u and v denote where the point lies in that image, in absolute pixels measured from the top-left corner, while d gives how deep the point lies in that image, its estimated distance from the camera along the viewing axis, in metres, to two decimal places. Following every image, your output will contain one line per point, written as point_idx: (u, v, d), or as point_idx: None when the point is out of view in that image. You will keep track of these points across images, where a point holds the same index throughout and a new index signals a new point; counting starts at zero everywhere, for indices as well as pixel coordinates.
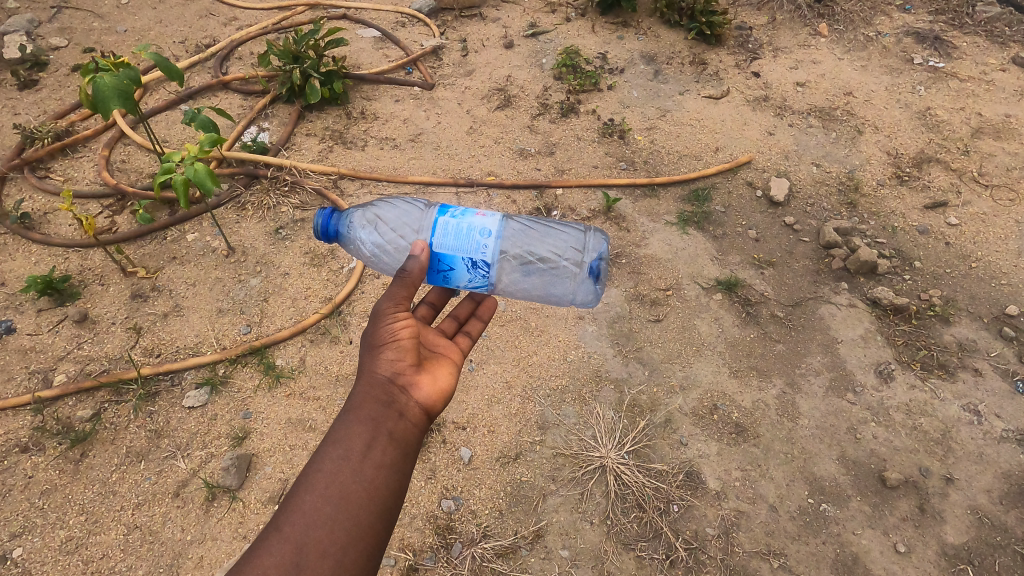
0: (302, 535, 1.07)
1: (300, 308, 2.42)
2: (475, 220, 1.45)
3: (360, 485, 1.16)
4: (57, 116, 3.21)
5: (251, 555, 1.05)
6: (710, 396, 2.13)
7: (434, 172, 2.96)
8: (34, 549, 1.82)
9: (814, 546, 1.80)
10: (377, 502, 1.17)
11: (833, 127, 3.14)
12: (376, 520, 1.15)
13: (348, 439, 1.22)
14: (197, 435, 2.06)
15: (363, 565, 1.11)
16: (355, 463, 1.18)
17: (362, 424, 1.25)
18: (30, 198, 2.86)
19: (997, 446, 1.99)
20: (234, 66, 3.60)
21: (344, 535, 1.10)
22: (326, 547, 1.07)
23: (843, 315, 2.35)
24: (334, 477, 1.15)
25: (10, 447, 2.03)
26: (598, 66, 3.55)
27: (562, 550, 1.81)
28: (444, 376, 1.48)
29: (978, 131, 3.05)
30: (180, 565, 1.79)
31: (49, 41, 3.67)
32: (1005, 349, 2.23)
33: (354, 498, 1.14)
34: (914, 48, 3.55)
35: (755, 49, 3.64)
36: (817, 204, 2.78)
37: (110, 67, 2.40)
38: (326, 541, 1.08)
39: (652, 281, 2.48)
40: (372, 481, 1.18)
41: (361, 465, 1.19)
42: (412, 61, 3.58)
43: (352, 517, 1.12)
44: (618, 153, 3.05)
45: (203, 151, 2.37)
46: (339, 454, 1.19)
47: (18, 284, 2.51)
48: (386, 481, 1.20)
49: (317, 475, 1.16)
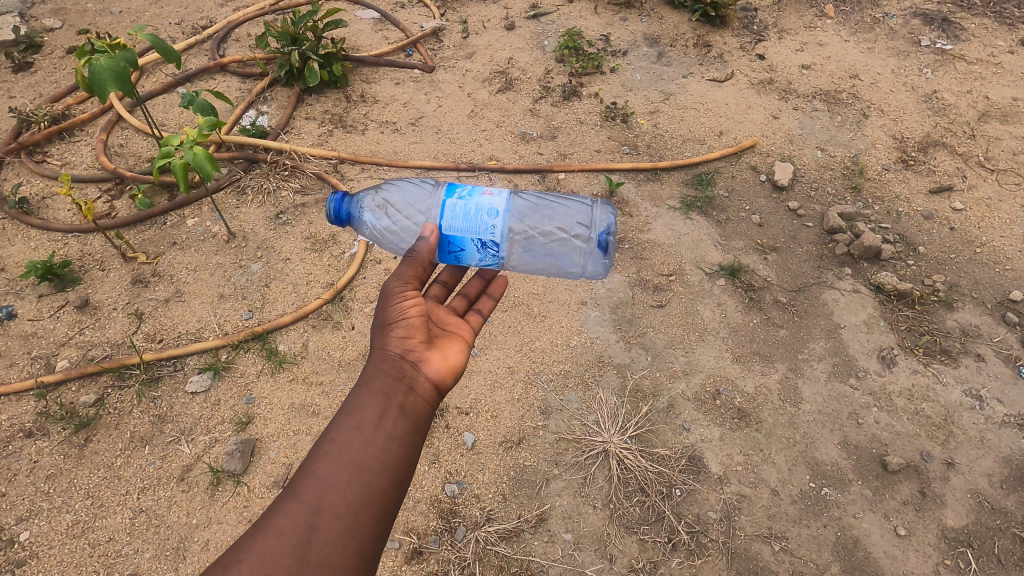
0: (316, 498, 1.07)
1: (302, 294, 2.41)
2: (482, 200, 1.43)
3: (373, 454, 1.16)
4: (53, 100, 3.17)
5: (266, 517, 1.05)
6: (713, 381, 2.14)
7: (436, 156, 2.93)
8: (41, 532, 1.83)
9: (814, 530, 1.81)
10: (389, 470, 1.16)
11: (838, 111, 3.11)
12: (388, 488, 1.15)
13: (360, 410, 1.22)
14: (202, 420, 2.06)
15: (375, 531, 1.10)
16: (368, 433, 1.18)
17: (373, 396, 1.24)
18: (28, 182, 2.84)
19: (998, 431, 2.00)
20: (232, 48, 3.54)
21: (357, 500, 1.09)
22: (339, 510, 1.07)
23: (846, 300, 2.34)
24: (347, 446, 1.15)
25: (14, 432, 2.04)
26: (600, 49, 3.50)
27: (565, 533, 1.83)
28: (454, 353, 1.46)
29: (984, 114, 3.02)
30: (187, 548, 1.80)
31: (43, 22, 3.62)
32: (1008, 334, 2.22)
33: (366, 466, 1.14)
34: (922, 30, 3.50)
35: (759, 31, 3.59)
36: (822, 188, 2.76)
37: (105, 49, 2.36)
38: (339, 504, 1.07)
39: (654, 266, 2.47)
40: (384, 451, 1.17)
41: (373, 435, 1.18)
42: (412, 43, 3.53)
43: (364, 483, 1.12)
44: (620, 138, 3.02)
45: (203, 135, 2.33)
46: (351, 424, 1.19)
47: (17, 269, 2.50)
48: (398, 452, 1.20)
49: (330, 444, 1.15)
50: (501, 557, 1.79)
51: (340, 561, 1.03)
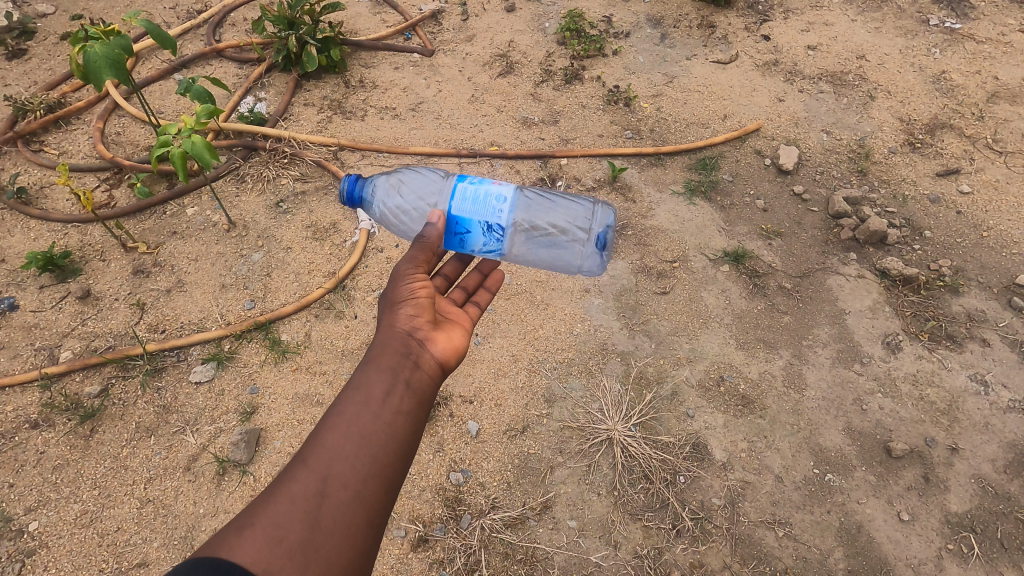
0: (327, 466, 1.07)
1: (304, 283, 2.40)
2: (492, 186, 1.43)
3: (381, 427, 1.16)
4: (47, 88, 3.13)
5: (274, 486, 1.04)
6: (716, 368, 2.13)
7: (436, 142, 2.90)
8: (49, 523, 1.84)
9: (818, 515, 1.82)
10: (397, 443, 1.16)
11: (844, 93, 3.06)
12: (395, 460, 1.15)
13: (369, 385, 1.21)
14: (207, 410, 2.07)
15: (381, 501, 1.10)
16: (376, 406, 1.18)
17: (382, 370, 1.24)
18: (25, 172, 2.81)
19: (1002, 417, 2.00)
20: (227, 33, 3.49)
21: (365, 470, 1.09)
22: (348, 479, 1.07)
23: (851, 286, 2.33)
24: (355, 417, 1.15)
25: (20, 424, 2.04)
26: (603, 30, 3.44)
27: (570, 521, 1.84)
28: (458, 335, 1.46)
29: (993, 95, 2.97)
30: (194, 537, 1.81)
31: (36, 7, 3.55)
32: (1013, 319, 2.21)
33: (375, 437, 1.14)
34: (931, 8, 3.43)
35: (765, 11, 3.52)
36: (827, 172, 2.73)
37: (101, 36, 2.32)
38: (348, 473, 1.07)
39: (658, 253, 2.45)
40: (392, 424, 1.17)
41: (381, 409, 1.18)
42: (411, 26, 3.48)
43: (372, 454, 1.12)
44: (623, 122, 2.98)
45: (201, 123, 2.29)
46: (359, 398, 1.18)
47: (18, 260, 2.49)
48: (406, 426, 1.19)
49: (339, 415, 1.15)
50: (506, 544, 1.80)
51: (348, 528, 1.03)
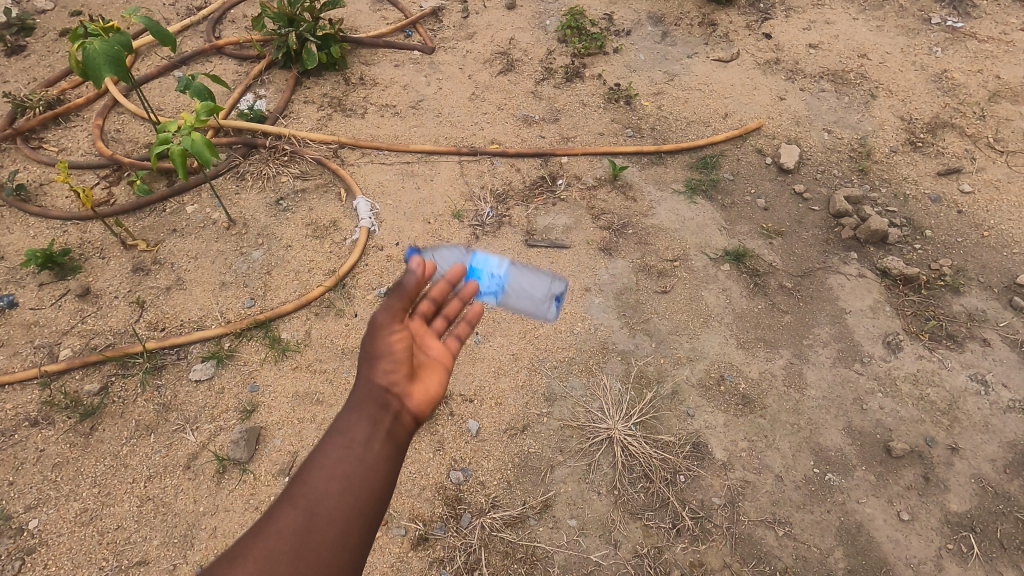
0: (313, 502, 1.07)
1: (304, 281, 2.40)
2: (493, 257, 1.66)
3: (363, 472, 1.13)
4: (47, 84, 3.12)
5: (261, 523, 1.04)
6: (716, 368, 2.13)
7: (437, 140, 2.89)
8: (49, 520, 1.84)
9: (818, 514, 1.82)
10: (380, 485, 1.14)
11: (845, 91, 3.05)
12: (379, 502, 1.13)
13: (351, 430, 1.18)
14: (206, 409, 2.07)
15: (365, 541, 1.09)
16: (359, 450, 1.15)
17: (362, 422, 1.18)
18: (24, 169, 2.81)
19: (1002, 416, 2.00)
20: (227, 29, 3.48)
21: (347, 510, 1.08)
22: (334, 517, 1.06)
23: (852, 285, 2.32)
24: (338, 460, 1.13)
25: (19, 421, 2.04)
26: (603, 28, 3.43)
27: (570, 519, 1.84)
28: (436, 381, 1.35)
29: (995, 94, 2.96)
30: (194, 536, 1.81)
31: (34, 3, 3.54)
32: (1014, 319, 2.21)
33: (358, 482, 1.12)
34: (933, 7, 3.42)
35: (766, 9, 3.51)
36: (828, 171, 2.73)
37: (99, 33, 2.31)
38: (333, 510, 1.07)
39: (659, 252, 2.45)
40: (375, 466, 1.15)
41: (363, 452, 1.15)
42: (412, 23, 3.47)
43: (354, 497, 1.10)
44: (624, 120, 2.97)
45: (200, 120, 2.28)
46: (343, 441, 1.16)
47: (17, 257, 2.48)
48: (389, 469, 1.17)
49: (324, 456, 1.13)
50: (506, 543, 1.80)
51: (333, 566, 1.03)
